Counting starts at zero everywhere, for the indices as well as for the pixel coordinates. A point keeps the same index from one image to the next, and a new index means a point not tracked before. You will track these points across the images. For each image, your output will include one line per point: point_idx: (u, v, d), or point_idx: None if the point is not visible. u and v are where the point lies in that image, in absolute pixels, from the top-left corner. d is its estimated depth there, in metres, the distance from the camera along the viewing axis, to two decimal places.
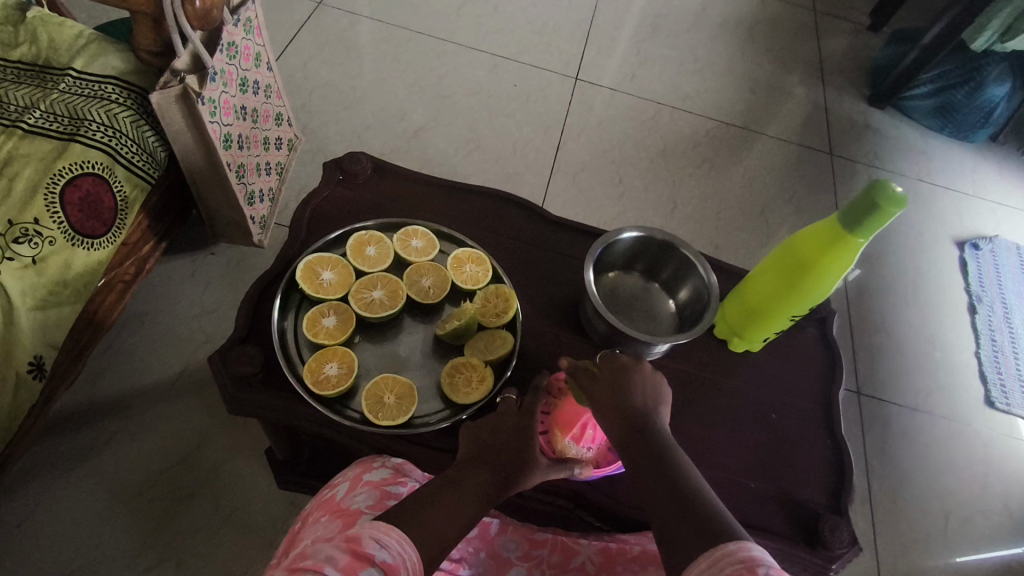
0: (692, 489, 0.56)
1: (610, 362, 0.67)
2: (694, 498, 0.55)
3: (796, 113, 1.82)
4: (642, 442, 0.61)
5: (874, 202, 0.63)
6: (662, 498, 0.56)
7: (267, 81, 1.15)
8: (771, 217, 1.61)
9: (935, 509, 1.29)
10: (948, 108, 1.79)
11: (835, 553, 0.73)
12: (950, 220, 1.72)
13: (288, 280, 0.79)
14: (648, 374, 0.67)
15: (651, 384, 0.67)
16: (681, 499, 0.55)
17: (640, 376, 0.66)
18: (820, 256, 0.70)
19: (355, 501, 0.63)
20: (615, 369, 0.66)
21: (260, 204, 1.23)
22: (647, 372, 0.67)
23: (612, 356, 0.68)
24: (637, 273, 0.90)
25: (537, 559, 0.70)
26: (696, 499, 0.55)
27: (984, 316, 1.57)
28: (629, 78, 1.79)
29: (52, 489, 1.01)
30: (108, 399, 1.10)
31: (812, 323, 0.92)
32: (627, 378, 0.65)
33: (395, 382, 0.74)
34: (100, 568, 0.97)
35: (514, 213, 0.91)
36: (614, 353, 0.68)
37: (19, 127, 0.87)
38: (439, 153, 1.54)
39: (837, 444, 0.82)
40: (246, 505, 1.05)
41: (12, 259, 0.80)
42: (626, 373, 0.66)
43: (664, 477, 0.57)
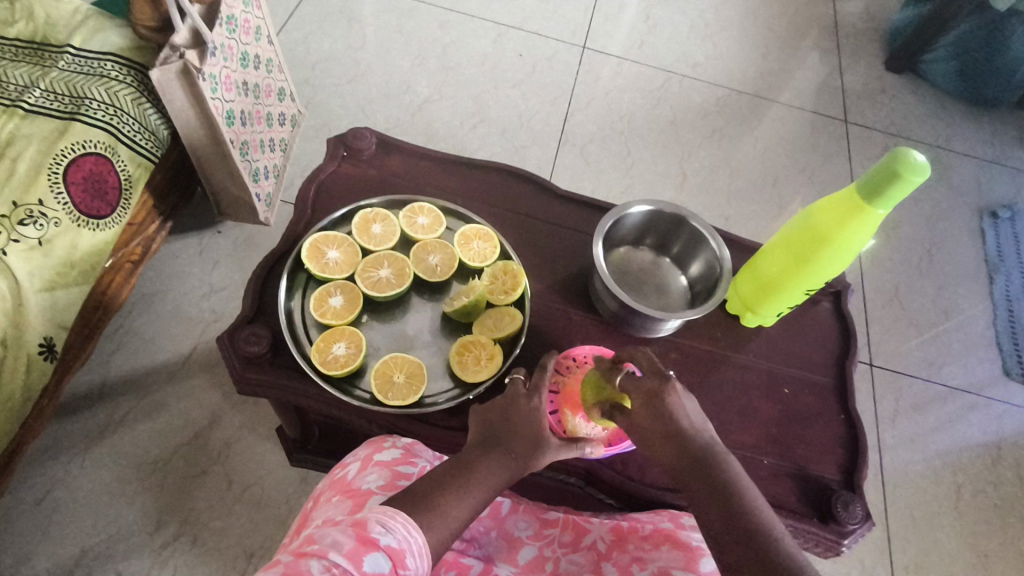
0: (765, 532, 0.56)
1: (639, 387, 0.64)
2: (764, 538, 0.55)
3: (810, 79, 1.77)
4: (701, 477, 0.60)
5: (894, 172, 0.62)
6: (730, 534, 0.57)
7: (268, 55, 1.13)
8: (784, 187, 1.58)
9: (947, 480, 1.28)
10: (969, 71, 1.71)
11: (847, 529, 0.73)
12: (969, 188, 1.67)
13: (294, 260, 0.78)
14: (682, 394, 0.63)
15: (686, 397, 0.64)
16: (753, 544, 0.55)
17: (678, 399, 0.63)
18: (838, 227, 0.68)
19: (365, 482, 0.63)
20: (646, 398, 0.63)
21: (265, 181, 1.22)
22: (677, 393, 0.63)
23: (642, 381, 0.64)
24: (646, 248, 0.88)
25: (548, 538, 0.70)
26: (771, 542, 0.55)
27: (1001, 285, 1.54)
28: (638, 45, 1.74)
29: (69, 467, 1.03)
30: (121, 378, 1.11)
31: (827, 296, 0.90)
32: (670, 408, 0.62)
33: (404, 361, 0.74)
34: (119, 543, 0.99)
35: (522, 187, 0.90)
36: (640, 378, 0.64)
37: (20, 107, 0.86)
38: (444, 126, 1.52)
39: (850, 419, 0.81)
40: (260, 481, 1.06)
41: (19, 241, 0.80)
42: (661, 402, 0.62)
43: (732, 514, 0.57)
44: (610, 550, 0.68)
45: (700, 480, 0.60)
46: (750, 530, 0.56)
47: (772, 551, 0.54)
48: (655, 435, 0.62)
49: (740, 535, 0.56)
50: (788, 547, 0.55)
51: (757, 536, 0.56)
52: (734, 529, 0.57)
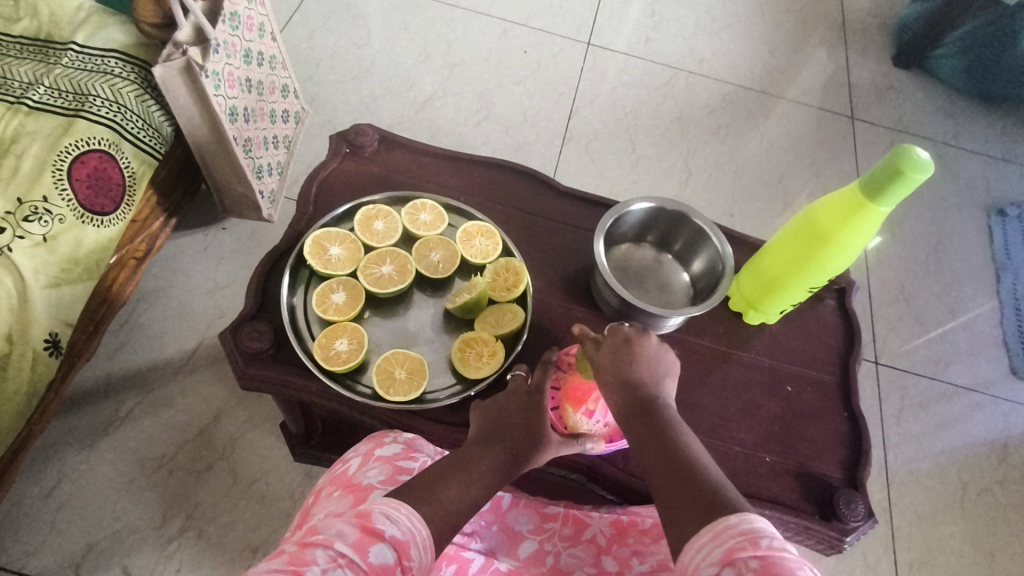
0: (696, 465, 0.54)
1: (613, 335, 0.65)
2: (695, 471, 0.53)
3: (816, 75, 1.76)
4: (646, 417, 0.59)
5: (897, 170, 0.61)
6: (663, 467, 0.55)
7: (272, 52, 1.13)
8: (789, 184, 1.57)
9: (952, 479, 1.28)
10: (977, 67, 1.70)
11: (849, 526, 0.73)
12: (976, 185, 1.66)
13: (296, 256, 0.78)
14: (653, 345, 0.65)
15: (654, 349, 0.65)
16: (682, 475, 0.53)
17: (646, 349, 0.64)
18: (841, 224, 0.67)
19: (366, 476, 0.63)
20: (618, 342, 0.64)
21: (269, 177, 1.22)
22: (653, 345, 0.65)
23: (615, 327, 0.65)
24: (650, 245, 0.88)
25: (549, 532, 0.70)
26: (702, 474, 0.53)
27: (1008, 283, 1.53)
28: (643, 41, 1.73)
29: (74, 462, 1.04)
30: (126, 374, 1.11)
31: (831, 294, 0.90)
32: (632, 353, 0.63)
33: (406, 357, 0.74)
34: (125, 538, 0.99)
35: (525, 184, 0.90)
36: (619, 323, 0.66)
37: (24, 104, 0.86)
38: (448, 123, 1.52)
39: (853, 416, 0.81)
40: (264, 476, 1.07)
41: (24, 238, 0.80)
42: (629, 346, 0.64)
43: (669, 449, 0.56)
44: (610, 544, 0.68)
45: (643, 421, 0.59)
46: (683, 463, 0.54)
47: (699, 480, 0.52)
48: (609, 379, 0.63)
49: (673, 467, 0.54)
50: (717, 478, 0.53)
51: (688, 468, 0.54)
52: (668, 463, 0.55)
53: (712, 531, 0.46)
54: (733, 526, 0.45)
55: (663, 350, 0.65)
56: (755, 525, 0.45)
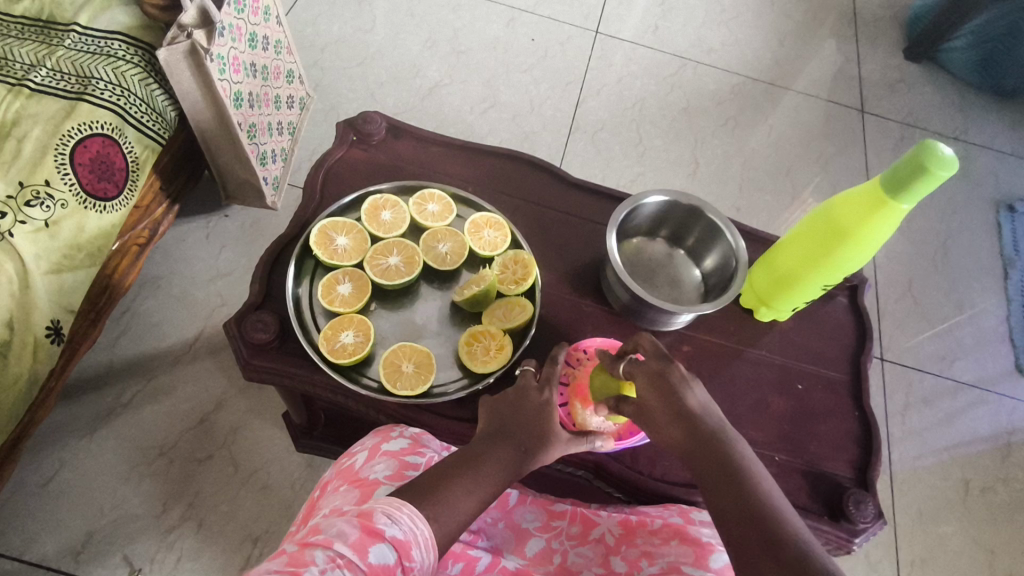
0: (776, 516, 0.53)
1: (646, 367, 0.63)
2: (777, 523, 0.53)
3: (827, 67, 1.73)
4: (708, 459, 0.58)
5: (921, 167, 0.60)
6: (741, 518, 0.54)
7: (277, 36, 1.11)
8: (797, 178, 1.55)
9: (956, 477, 1.27)
10: (991, 61, 1.67)
11: (858, 527, 0.72)
12: (987, 181, 1.64)
13: (302, 246, 0.77)
14: (688, 373, 0.62)
15: (695, 382, 0.62)
16: (764, 529, 0.52)
17: (693, 378, 0.62)
18: (861, 221, 0.66)
19: (372, 471, 0.62)
20: (654, 375, 0.62)
21: (273, 164, 1.21)
22: (688, 373, 0.62)
23: (662, 354, 0.63)
24: (661, 240, 0.87)
25: (556, 530, 0.70)
26: (784, 528, 0.52)
27: (1017, 281, 1.52)
28: (652, 30, 1.71)
29: (76, 449, 1.03)
30: (127, 361, 1.11)
31: (843, 291, 0.89)
32: (672, 387, 0.61)
33: (413, 350, 0.73)
34: (126, 525, 0.99)
35: (535, 176, 0.88)
36: (646, 355, 0.63)
37: (25, 86, 0.85)
38: (454, 111, 1.50)
39: (864, 416, 0.80)
40: (266, 465, 1.06)
41: (25, 223, 0.79)
42: (667, 379, 0.61)
43: (745, 498, 0.55)
44: (618, 543, 0.67)
45: (704, 461, 0.58)
46: (761, 515, 0.53)
47: (782, 535, 0.51)
48: (661, 413, 0.61)
49: (751, 518, 0.53)
50: (803, 535, 0.52)
51: (768, 520, 0.53)
52: (745, 513, 0.54)
53: None
54: None
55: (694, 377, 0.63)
56: None
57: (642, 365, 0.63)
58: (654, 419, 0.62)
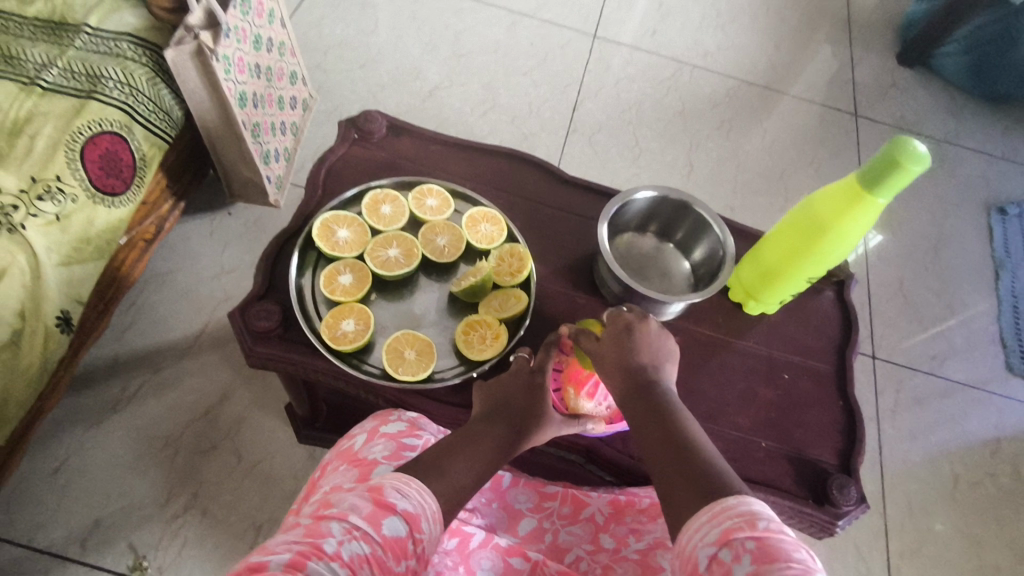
0: (694, 448, 0.56)
1: (615, 321, 0.67)
2: (693, 452, 0.55)
3: (821, 71, 1.77)
4: (645, 401, 0.61)
5: (895, 162, 0.63)
6: (664, 451, 0.56)
7: (281, 38, 1.14)
8: (791, 179, 1.58)
9: (945, 472, 1.29)
10: (982, 66, 1.70)
11: (842, 511, 0.75)
12: (978, 184, 1.67)
13: (305, 238, 0.79)
14: (653, 331, 0.67)
15: (657, 337, 0.67)
16: (681, 457, 0.55)
17: (646, 336, 0.66)
18: (840, 215, 0.69)
19: (371, 452, 0.64)
20: (619, 328, 0.66)
21: (276, 163, 1.24)
22: (653, 330, 0.67)
23: (616, 315, 0.67)
24: (652, 234, 0.89)
25: (548, 510, 0.72)
26: (700, 456, 0.55)
27: (1006, 282, 1.54)
28: (649, 34, 1.74)
29: (82, 439, 1.06)
30: (133, 354, 1.13)
31: (829, 285, 0.91)
32: (632, 338, 0.65)
33: (411, 338, 0.76)
34: (130, 514, 1.01)
35: (530, 172, 0.91)
36: (619, 311, 0.68)
37: (38, 85, 0.88)
38: (454, 113, 1.53)
39: (848, 405, 0.82)
40: (268, 457, 1.08)
41: (38, 216, 0.82)
42: (630, 332, 0.65)
43: (668, 433, 0.58)
44: (608, 522, 0.70)
45: (641, 402, 0.61)
46: (681, 447, 0.56)
47: (697, 462, 0.54)
48: (612, 361, 0.64)
49: (672, 450, 0.56)
50: (718, 461, 0.55)
51: (687, 451, 0.56)
52: (667, 446, 0.57)
53: (710, 511, 0.48)
54: (732, 508, 0.47)
55: (664, 336, 0.67)
56: (753, 507, 0.47)
57: (613, 319, 0.67)
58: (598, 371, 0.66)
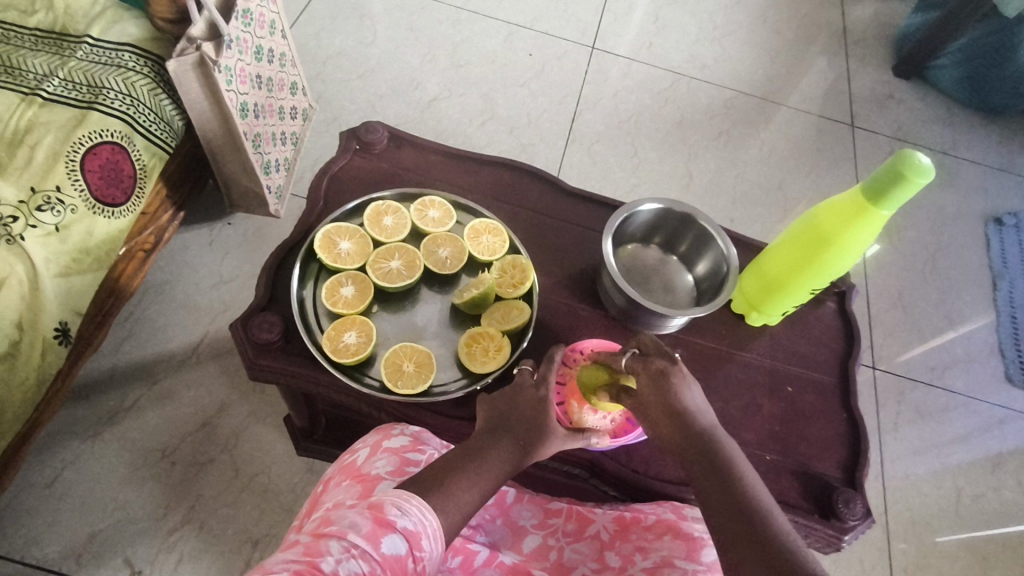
0: (761, 515, 0.57)
1: (648, 368, 0.65)
2: (761, 520, 0.56)
3: (817, 82, 1.78)
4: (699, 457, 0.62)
5: (900, 174, 0.63)
6: (729, 516, 0.57)
7: (282, 49, 1.14)
8: (789, 190, 1.59)
9: (946, 484, 1.29)
10: (977, 78, 1.72)
11: (847, 525, 0.74)
12: (974, 195, 1.68)
13: (307, 249, 0.79)
14: (688, 376, 0.65)
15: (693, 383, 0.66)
16: (748, 525, 0.56)
17: (681, 379, 0.64)
18: (844, 227, 0.69)
19: (374, 467, 0.64)
20: (655, 377, 0.64)
21: (276, 173, 1.24)
22: (687, 375, 0.65)
23: (648, 359, 0.66)
24: (655, 246, 0.89)
25: (553, 527, 0.71)
26: (768, 524, 0.56)
27: (1004, 292, 1.55)
28: (646, 46, 1.75)
29: (78, 452, 1.04)
30: (130, 366, 1.12)
31: (831, 297, 0.91)
32: (671, 389, 0.63)
33: (413, 350, 0.75)
34: (127, 528, 1.00)
35: (532, 184, 0.91)
36: (652, 356, 0.66)
37: (38, 95, 0.87)
38: (453, 123, 1.53)
39: (853, 417, 0.82)
40: (267, 469, 1.07)
41: (36, 227, 0.81)
42: (668, 381, 0.64)
43: (732, 496, 0.58)
44: (613, 539, 0.69)
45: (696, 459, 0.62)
46: (749, 514, 0.57)
47: (768, 534, 0.55)
48: (658, 414, 0.64)
49: (741, 519, 0.57)
50: (786, 532, 0.56)
51: (753, 518, 0.57)
52: (735, 514, 0.57)
53: None
54: None
55: (692, 379, 0.65)
56: None
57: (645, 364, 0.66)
58: (648, 416, 0.65)
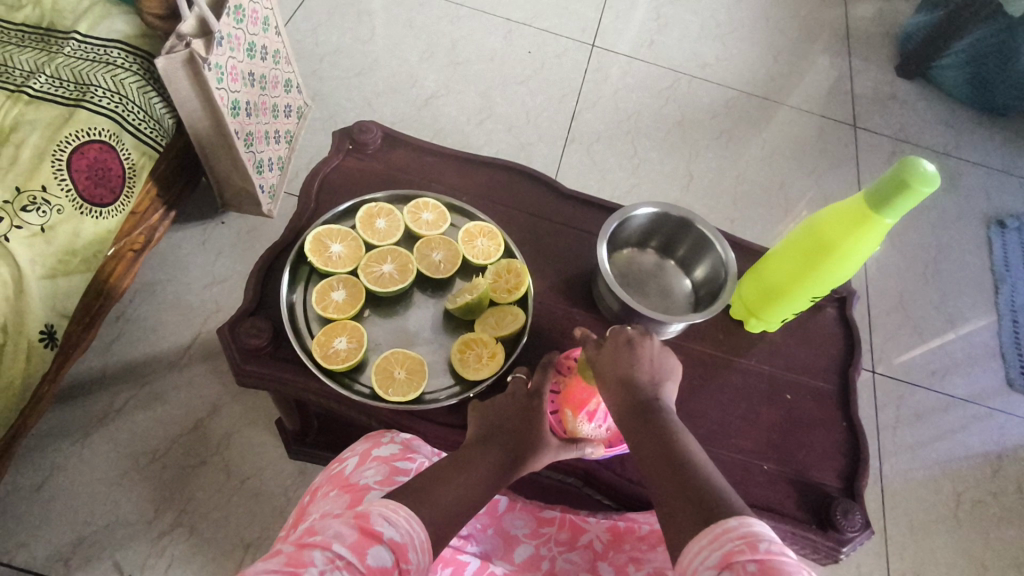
0: (693, 466, 0.54)
1: (612, 337, 0.64)
2: (692, 472, 0.54)
3: (819, 82, 1.76)
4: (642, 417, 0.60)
5: (903, 183, 0.61)
6: (663, 474, 0.54)
7: (276, 46, 1.12)
8: (790, 191, 1.57)
9: (946, 490, 1.27)
10: (980, 78, 1.70)
11: (846, 537, 0.73)
12: (977, 197, 1.66)
13: (297, 253, 0.77)
14: (655, 348, 0.64)
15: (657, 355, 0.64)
16: (678, 475, 0.53)
17: (647, 350, 0.63)
18: (845, 235, 0.67)
19: (363, 476, 0.62)
20: (619, 343, 0.64)
21: (270, 172, 1.22)
22: (653, 346, 0.64)
23: (617, 331, 0.65)
24: (653, 250, 0.88)
25: (545, 536, 0.70)
26: (697, 475, 0.53)
27: (1006, 296, 1.53)
28: (647, 44, 1.73)
29: (66, 455, 1.03)
30: (121, 367, 1.11)
31: (831, 302, 0.90)
32: (632, 354, 0.62)
33: (405, 357, 0.74)
34: (116, 532, 0.99)
35: (528, 186, 0.89)
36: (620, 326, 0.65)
37: (24, 92, 0.85)
38: (451, 122, 1.51)
39: (851, 426, 0.80)
40: (258, 472, 1.06)
41: (22, 228, 0.80)
42: (631, 347, 0.63)
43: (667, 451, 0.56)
44: (607, 550, 0.68)
45: (642, 420, 0.59)
46: (680, 467, 0.54)
47: (695, 486, 0.52)
48: (610, 380, 0.62)
49: (674, 474, 0.54)
50: (709, 473, 0.54)
51: (686, 468, 0.54)
52: (669, 469, 0.54)
53: (711, 535, 0.46)
54: (732, 529, 0.46)
55: (666, 353, 0.65)
56: (753, 528, 0.45)
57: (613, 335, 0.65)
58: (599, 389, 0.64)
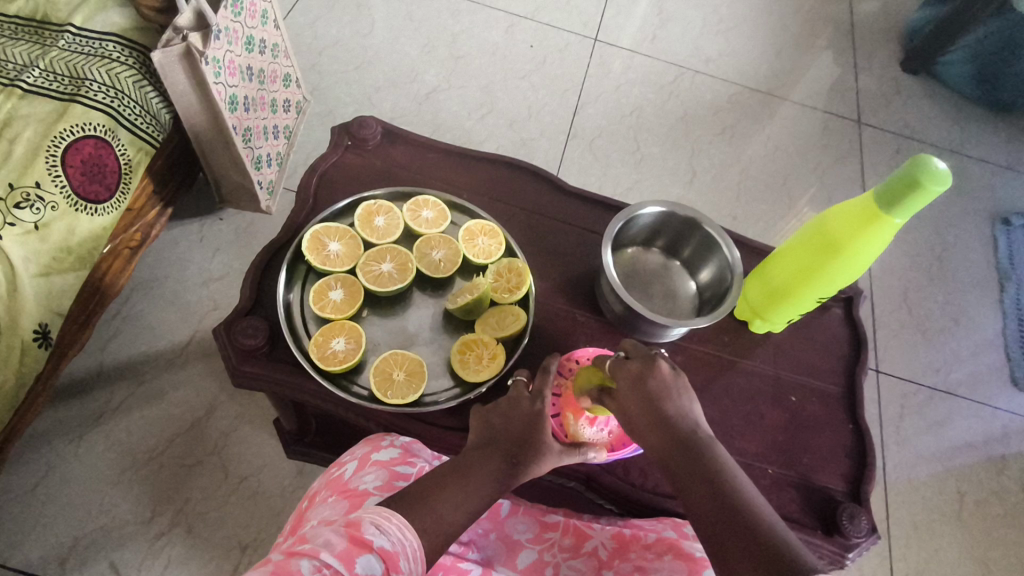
0: (753, 516, 0.55)
1: (623, 372, 0.62)
2: (753, 523, 0.54)
3: (824, 77, 1.74)
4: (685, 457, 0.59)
5: (915, 182, 0.59)
6: (719, 524, 0.55)
7: (274, 40, 1.10)
8: (794, 188, 1.55)
9: (950, 491, 1.26)
10: (987, 74, 1.68)
11: (852, 543, 0.72)
12: (982, 194, 1.64)
13: (295, 251, 0.76)
14: (668, 376, 0.62)
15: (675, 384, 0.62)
16: (738, 528, 0.54)
17: (663, 383, 0.61)
18: (854, 235, 0.66)
19: (362, 482, 0.61)
20: (634, 378, 0.61)
21: (268, 168, 1.20)
22: (667, 375, 0.62)
23: (626, 364, 0.62)
24: (657, 250, 0.86)
25: (548, 542, 0.68)
26: (760, 527, 0.54)
27: (1012, 294, 1.52)
28: (650, 39, 1.71)
29: (63, 454, 1.02)
30: (118, 365, 1.10)
31: (837, 303, 0.88)
32: (649, 391, 0.60)
33: (404, 358, 0.73)
34: (113, 532, 0.98)
35: (530, 183, 0.88)
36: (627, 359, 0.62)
37: (18, 86, 0.84)
38: (452, 117, 1.49)
39: (859, 429, 0.79)
40: (256, 472, 1.05)
41: (15, 225, 0.78)
42: (646, 383, 0.61)
43: (718, 497, 0.56)
44: (611, 557, 0.67)
45: (685, 461, 0.59)
46: (738, 519, 0.54)
47: (762, 542, 0.52)
48: (641, 418, 0.61)
49: (733, 527, 0.54)
50: (770, 522, 0.54)
51: (745, 518, 0.54)
52: (726, 519, 0.55)
53: None
54: None
55: (678, 378, 0.62)
56: None
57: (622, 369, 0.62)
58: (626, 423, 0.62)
